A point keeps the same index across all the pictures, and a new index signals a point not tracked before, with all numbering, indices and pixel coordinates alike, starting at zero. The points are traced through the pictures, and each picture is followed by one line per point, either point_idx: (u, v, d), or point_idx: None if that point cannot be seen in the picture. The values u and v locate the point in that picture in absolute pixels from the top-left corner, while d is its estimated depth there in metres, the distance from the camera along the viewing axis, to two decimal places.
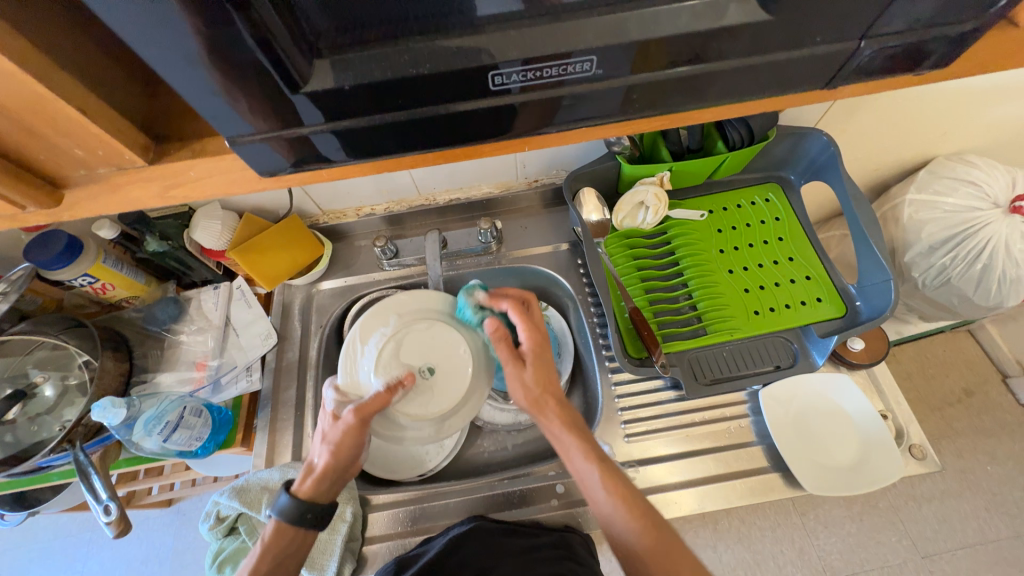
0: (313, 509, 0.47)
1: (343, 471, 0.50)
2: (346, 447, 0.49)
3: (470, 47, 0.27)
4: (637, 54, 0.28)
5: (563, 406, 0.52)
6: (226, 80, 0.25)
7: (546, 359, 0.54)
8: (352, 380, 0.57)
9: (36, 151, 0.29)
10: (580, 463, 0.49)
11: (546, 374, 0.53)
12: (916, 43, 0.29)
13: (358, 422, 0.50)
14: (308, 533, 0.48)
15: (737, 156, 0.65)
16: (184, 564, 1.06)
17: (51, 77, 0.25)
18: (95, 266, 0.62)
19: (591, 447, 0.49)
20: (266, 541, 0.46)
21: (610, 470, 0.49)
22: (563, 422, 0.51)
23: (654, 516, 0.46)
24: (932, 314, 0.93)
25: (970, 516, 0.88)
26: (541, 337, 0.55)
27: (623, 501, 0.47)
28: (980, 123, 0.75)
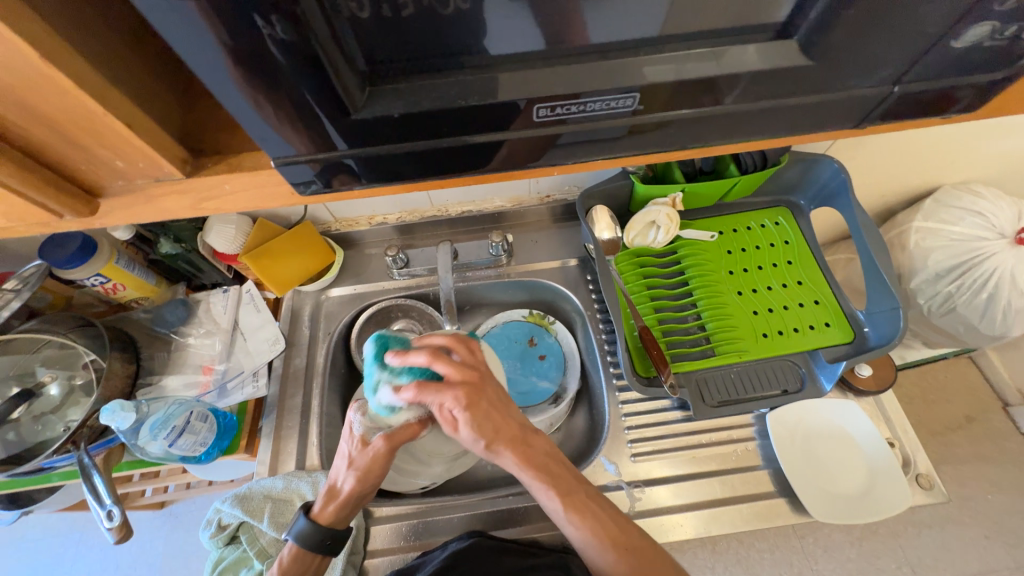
0: (332, 536, 0.50)
1: (363, 498, 0.51)
2: (372, 474, 0.49)
3: (518, 78, 0.27)
4: (678, 92, 0.29)
5: (516, 444, 0.47)
6: (256, 93, 0.25)
7: (481, 412, 0.45)
8: (377, 408, 0.52)
9: (78, 161, 0.29)
10: (547, 502, 0.46)
11: (484, 427, 0.45)
12: (948, 87, 0.29)
13: (386, 450, 0.49)
14: (324, 557, 0.51)
15: (748, 180, 0.66)
16: (173, 567, 1.04)
17: (102, 92, 0.26)
18: (108, 266, 0.63)
19: (552, 484, 0.46)
20: (283, 565, 0.49)
21: (578, 501, 0.46)
22: (518, 465, 0.46)
23: (631, 538, 0.46)
24: (937, 340, 0.93)
25: (973, 545, 0.87)
26: (469, 387, 0.46)
27: (593, 530, 0.45)
28: (988, 155, 0.76)
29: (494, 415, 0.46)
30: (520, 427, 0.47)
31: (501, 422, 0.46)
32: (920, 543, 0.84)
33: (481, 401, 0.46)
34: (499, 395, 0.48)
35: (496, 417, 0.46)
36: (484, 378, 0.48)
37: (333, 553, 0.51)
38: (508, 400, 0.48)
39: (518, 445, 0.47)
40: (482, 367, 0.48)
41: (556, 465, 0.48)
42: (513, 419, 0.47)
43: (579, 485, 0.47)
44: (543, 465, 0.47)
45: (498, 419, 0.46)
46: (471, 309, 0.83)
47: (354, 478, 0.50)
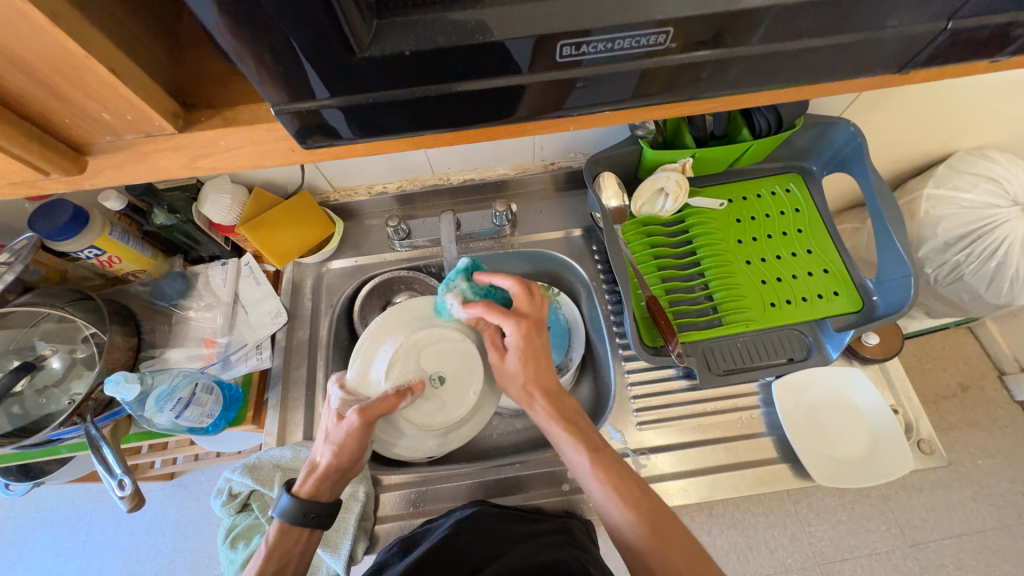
0: (317, 509, 0.49)
1: (344, 473, 0.52)
2: (349, 451, 0.50)
3: (542, 12, 0.25)
4: (719, 31, 0.27)
5: (553, 397, 0.51)
6: (239, 36, 0.23)
7: (533, 350, 0.51)
8: (359, 378, 0.53)
9: (59, 114, 0.27)
10: (572, 455, 0.48)
11: (531, 367, 0.51)
12: (1001, 25, 0.27)
13: (361, 426, 0.49)
14: (312, 529, 0.51)
15: (761, 145, 0.63)
16: (186, 536, 1.07)
17: (80, 31, 0.23)
18: (101, 238, 0.61)
19: (580, 440, 0.48)
20: (270, 541, 0.48)
21: (604, 459, 0.47)
22: (551, 414, 0.50)
23: (651, 505, 0.45)
24: (940, 310, 0.93)
25: (959, 506, 0.90)
26: (531, 324, 0.51)
27: (615, 487, 0.46)
28: (1008, 117, 0.73)
29: (537, 362, 0.51)
30: (558, 383, 0.52)
31: (543, 371, 0.51)
32: (909, 505, 0.87)
33: (535, 343, 0.51)
34: (549, 346, 0.52)
35: (540, 364, 0.51)
36: (544, 325, 0.52)
37: (322, 527, 0.51)
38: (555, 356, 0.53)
39: (557, 402, 0.50)
40: (547, 315, 0.53)
41: (584, 425, 0.50)
42: (553, 374, 0.51)
43: (607, 447, 0.49)
44: (572, 419, 0.50)
45: (543, 364, 0.51)
46: None
47: (332, 453, 0.49)
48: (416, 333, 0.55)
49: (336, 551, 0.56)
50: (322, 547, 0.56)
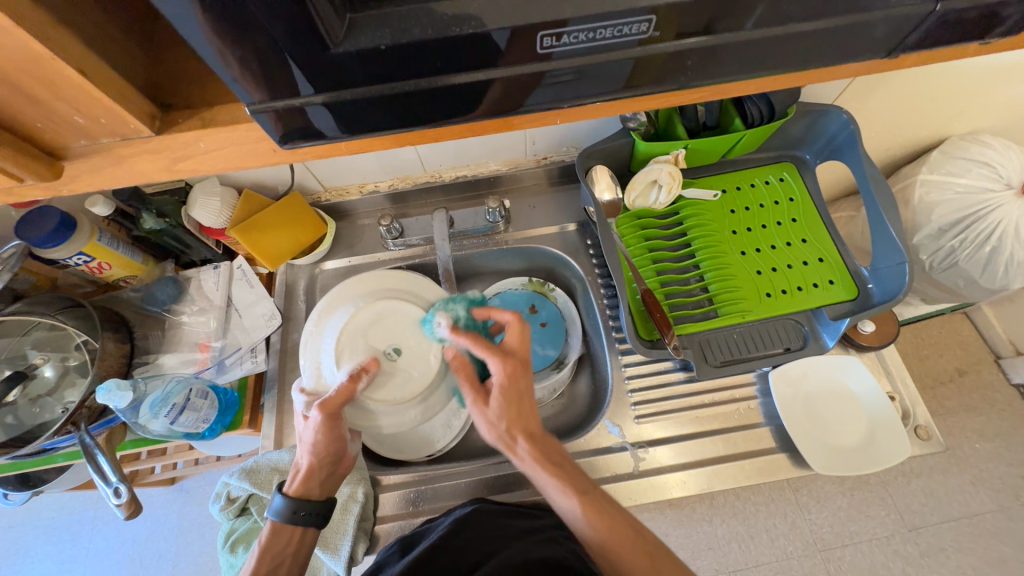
0: (306, 506, 0.49)
1: (330, 467, 0.51)
2: (325, 444, 0.49)
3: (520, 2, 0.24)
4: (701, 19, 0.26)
5: (536, 440, 0.49)
6: (199, 31, 0.22)
7: (517, 390, 0.49)
8: (320, 380, 0.56)
9: (32, 118, 0.27)
10: (563, 503, 0.46)
11: (512, 409, 0.49)
12: (990, 6, 0.27)
13: (329, 419, 0.49)
14: (304, 530, 0.50)
15: (754, 134, 0.63)
16: (189, 540, 1.07)
17: (47, 33, 0.23)
18: (90, 244, 0.60)
19: (568, 485, 0.46)
20: (264, 542, 0.48)
21: (596, 502, 0.45)
22: (536, 460, 0.47)
23: (649, 543, 0.44)
24: (936, 296, 0.93)
25: (957, 490, 0.90)
26: (515, 361, 0.50)
27: (611, 532, 0.44)
28: (1001, 101, 0.73)
29: (520, 403, 0.49)
30: (541, 425, 0.50)
31: (524, 413, 0.49)
32: (908, 490, 0.87)
33: (519, 382, 0.49)
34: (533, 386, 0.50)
35: (522, 405, 0.50)
36: (528, 362, 0.51)
37: (316, 525, 0.50)
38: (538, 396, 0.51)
39: (543, 445, 0.48)
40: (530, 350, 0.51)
41: (571, 469, 0.48)
42: (536, 416, 0.50)
43: (597, 490, 0.47)
44: (557, 463, 0.48)
45: (525, 405, 0.49)
46: (469, 278, 0.82)
47: (309, 450, 0.49)
48: (355, 319, 0.59)
49: (336, 552, 0.56)
50: (322, 549, 0.56)
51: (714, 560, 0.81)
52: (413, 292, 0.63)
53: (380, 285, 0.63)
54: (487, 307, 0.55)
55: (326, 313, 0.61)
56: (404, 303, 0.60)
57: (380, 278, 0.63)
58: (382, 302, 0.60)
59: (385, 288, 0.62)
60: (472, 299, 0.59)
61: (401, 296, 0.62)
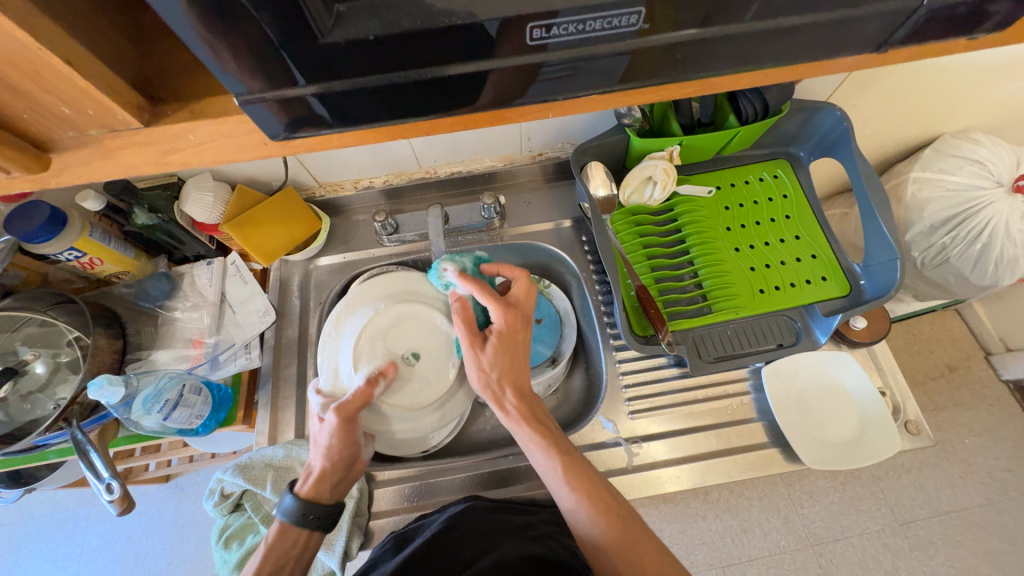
0: (316, 510, 0.48)
1: (343, 471, 0.51)
2: (339, 447, 0.50)
3: None
4: (690, 13, 0.26)
5: (524, 396, 0.51)
6: (185, 21, 0.22)
7: (512, 344, 0.51)
8: (336, 383, 0.58)
9: (18, 110, 0.27)
10: (540, 457, 0.48)
11: (504, 363, 0.51)
12: (977, 2, 0.27)
13: (344, 423, 0.51)
14: (311, 533, 0.49)
15: (748, 131, 0.63)
16: (184, 537, 1.07)
17: (32, 22, 0.23)
18: (81, 239, 0.59)
19: (551, 437, 0.49)
20: (270, 540, 0.47)
21: (574, 464, 0.47)
22: (522, 414, 0.49)
23: (620, 508, 0.46)
24: (928, 292, 0.94)
25: (947, 484, 0.91)
26: (516, 316, 0.51)
27: (584, 492, 0.46)
28: (993, 99, 0.73)
29: (513, 358, 0.51)
30: (530, 383, 0.52)
31: (515, 369, 0.51)
32: (898, 485, 0.88)
33: (516, 337, 0.51)
34: (528, 343, 0.53)
35: (514, 359, 0.51)
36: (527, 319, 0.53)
37: (325, 527, 0.49)
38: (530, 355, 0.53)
39: (528, 401, 0.51)
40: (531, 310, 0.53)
41: (553, 429, 0.50)
42: (527, 372, 0.52)
43: (577, 454, 0.49)
44: (541, 420, 0.50)
45: (517, 360, 0.51)
46: None
47: (323, 453, 0.50)
48: (375, 323, 0.61)
49: (332, 548, 0.56)
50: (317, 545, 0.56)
51: (708, 554, 0.82)
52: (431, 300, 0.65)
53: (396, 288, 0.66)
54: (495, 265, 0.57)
55: (344, 314, 0.63)
56: (424, 311, 0.63)
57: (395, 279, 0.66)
58: (401, 308, 0.63)
59: (404, 294, 0.65)
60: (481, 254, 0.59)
61: (417, 302, 0.64)
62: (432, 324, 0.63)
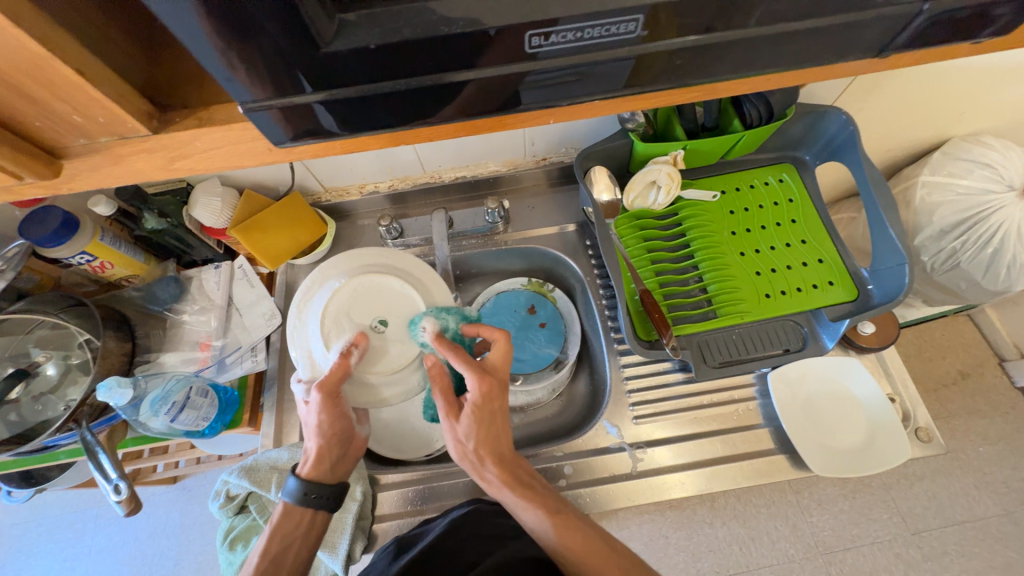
0: (318, 489, 0.50)
1: (340, 449, 0.52)
2: (330, 423, 0.50)
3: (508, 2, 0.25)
4: (695, 16, 0.26)
5: (504, 463, 0.51)
6: (194, 34, 0.23)
7: (489, 413, 0.50)
8: (314, 367, 0.54)
9: (31, 117, 0.27)
10: (532, 521, 0.48)
11: (483, 432, 0.50)
12: (978, 6, 0.27)
13: (328, 399, 0.50)
14: (315, 512, 0.50)
15: (753, 135, 0.63)
16: (191, 539, 1.08)
17: (44, 33, 0.23)
18: (93, 244, 0.60)
19: (536, 503, 0.49)
20: (274, 522, 0.48)
21: (567, 521, 0.48)
22: (504, 483, 0.49)
23: (624, 557, 0.46)
24: (938, 298, 0.93)
25: (961, 494, 0.89)
26: (492, 382, 0.50)
27: (584, 552, 0.45)
28: (1003, 102, 0.72)
29: (492, 425, 0.51)
30: (511, 448, 0.52)
31: (495, 436, 0.51)
32: (910, 494, 0.87)
33: (494, 404, 0.50)
34: (506, 409, 0.52)
35: (493, 427, 0.51)
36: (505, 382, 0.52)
37: (329, 507, 0.51)
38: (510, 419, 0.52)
39: (512, 468, 0.51)
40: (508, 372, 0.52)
41: (539, 491, 0.50)
42: (505, 439, 0.52)
43: (568, 511, 0.49)
44: (526, 486, 0.50)
45: (496, 428, 0.50)
46: (469, 279, 0.82)
47: (315, 432, 0.50)
48: (334, 299, 0.56)
49: (334, 551, 0.56)
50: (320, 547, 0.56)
51: (715, 563, 0.80)
52: (396, 267, 0.60)
53: (356, 261, 0.60)
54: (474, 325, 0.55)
55: (305, 300, 0.58)
56: (383, 275, 0.57)
57: (359, 254, 0.60)
58: (362, 278, 0.57)
59: (367, 264, 0.59)
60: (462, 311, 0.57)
61: (379, 270, 0.58)
62: (397, 286, 0.58)
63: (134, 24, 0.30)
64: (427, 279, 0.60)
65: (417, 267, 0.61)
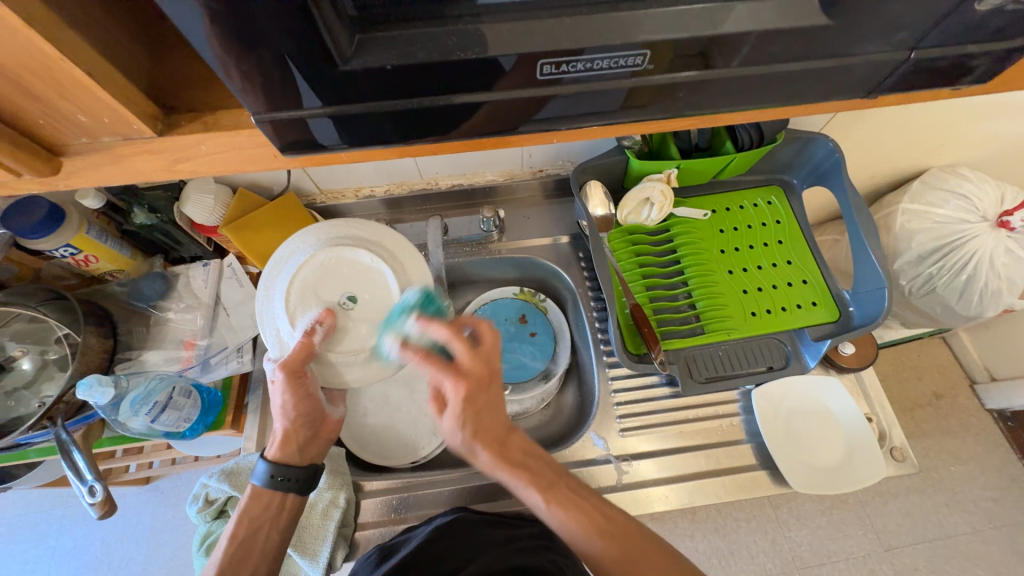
0: (285, 471, 0.50)
1: (307, 431, 0.53)
2: (295, 403, 0.51)
3: (523, 30, 0.26)
4: (703, 49, 0.27)
5: (496, 444, 0.49)
6: (216, 45, 0.23)
7: (474, 407, 0.48)
8: (284, 346, 0.51)
9: (35, 115, 0.27)
10: (527, 496, 0.48)
11: (469, 423, 0.49)
12: (960, 57, 0.28)
13: (292, 377, 0.49)
14: (285, 495, 0.51)
15: (743, 158, 0.64)
16: (161, 542, 1.04)
17: (56, 34, 0.23)
18: (77, 237, 0.59)
19: (530, 482, 0.48)
20: (242, 506, 0.49)
21: (560, 496, 0.48)
22: (494, 464, 0.48)
23: (614, 524, 0.46)
24: (915, 321, 0.96)
25: (932, 512, 0.92)
26: (473, 380, 0.48)
27: (576, 518, 0.46)
28: (978, 137, 0.76)
29: (480, 416, 0.49)
30: (503, 428, 0.50)
31: (486, 423, 0.49)
32: (885, 511, 0.89)
33: (477, 398, 0.48)
34: (492, 398, 0.49)
35: (481, 416, 0.49)
36: (488, 377, 0.49)
37: (299, 490, 0.52)
38: (503, 405, 0.50)
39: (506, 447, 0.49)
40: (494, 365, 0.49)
41: (535, 463, 0.50)
42: (500, 423, 0.50)
43: (560, 483, 0.49)
44: (519, 463, 0.49)
45: (482, 419, 0.49)
46: (462, 286, 0.82)
47: (281, 413, 0.51)
48: (301, 275, 0.53)
49: (315, 558, 0.55)
50: (300, 554, 0.55)
51: None
52: (368, 239, 0.56)
53: (324, 233, 0.56)
54: (426, 317, 0.50)
55: (273, 277, 0.54)
56: (351, 248, 0.54)
57: (328, 226, 0.56)
58: (329, 250, 0.54)
59: (337, 238, 0.55)
60: (410, 303, 0.51)
61: (347, 243, 0.55)
62: (365, 261, 0.54)
63: (142, 26, 0.31)
64: (398, 252, 0.56)
65: (388, 237, 0.57)
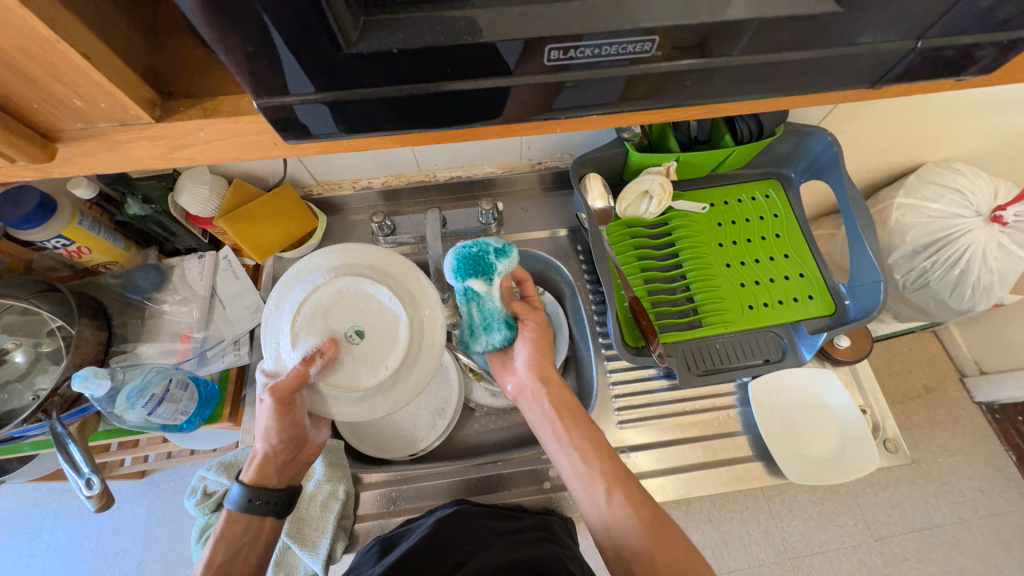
0: (261, 495, 0.50)
1: (287, 455, 0.53)
2: (278, 429, 0.50)
3: (533, 15, 0.25)
4: (706, 40, 0.27)
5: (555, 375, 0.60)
6: (214, 23, 0.23)
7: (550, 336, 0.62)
8: (280, 362, 0.49)
9: (29, 99, 0.27)
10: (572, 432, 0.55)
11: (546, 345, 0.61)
12: (965, 46, 0.28)
13: (280, 404, 0.48)
14: (263, 518, 0.51)
15: (744, 150, 0.64)
16: (157, 536, 1.04)
17: (50, 15, 0.23)
18: (70, 228, 0.58)
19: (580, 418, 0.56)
20: (219, 532, 0.49)
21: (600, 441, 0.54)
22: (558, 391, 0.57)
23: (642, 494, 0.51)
24: (908, 314, 0.97)
25: (921, 502, 0.93)
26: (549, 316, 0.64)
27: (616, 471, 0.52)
28: (975, 131, 0.76)
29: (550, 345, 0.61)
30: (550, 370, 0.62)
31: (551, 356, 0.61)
32: (875, 501, 0.91)
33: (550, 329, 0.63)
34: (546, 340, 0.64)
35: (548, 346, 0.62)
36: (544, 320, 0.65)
37: (275, 513, 0.52)
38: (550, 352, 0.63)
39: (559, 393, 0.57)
40: None
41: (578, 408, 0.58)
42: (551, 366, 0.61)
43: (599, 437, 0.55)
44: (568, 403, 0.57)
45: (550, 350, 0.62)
46: None
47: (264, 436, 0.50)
48: (313, 296, 0.49)
49: (314, 550, 0.55)
50: (299, 546, 0.56)
51: None
52: (394, 275, 0.51)
53: (349, 255, 0.52)
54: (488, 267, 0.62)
55: (287, 286, 0.51)
56: (372, 283, 0.50)
57: (354, 247, 0.52)
58: (347, 277, 0.50)
59: (358, 264, 0.51)
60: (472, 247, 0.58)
61: (371, 273, 0.51)
62: (384, 298, 0.50)
63: (137, 10, 0.30)
64: (421, 295, 0.51)
65: (416, 279, 0.52)
